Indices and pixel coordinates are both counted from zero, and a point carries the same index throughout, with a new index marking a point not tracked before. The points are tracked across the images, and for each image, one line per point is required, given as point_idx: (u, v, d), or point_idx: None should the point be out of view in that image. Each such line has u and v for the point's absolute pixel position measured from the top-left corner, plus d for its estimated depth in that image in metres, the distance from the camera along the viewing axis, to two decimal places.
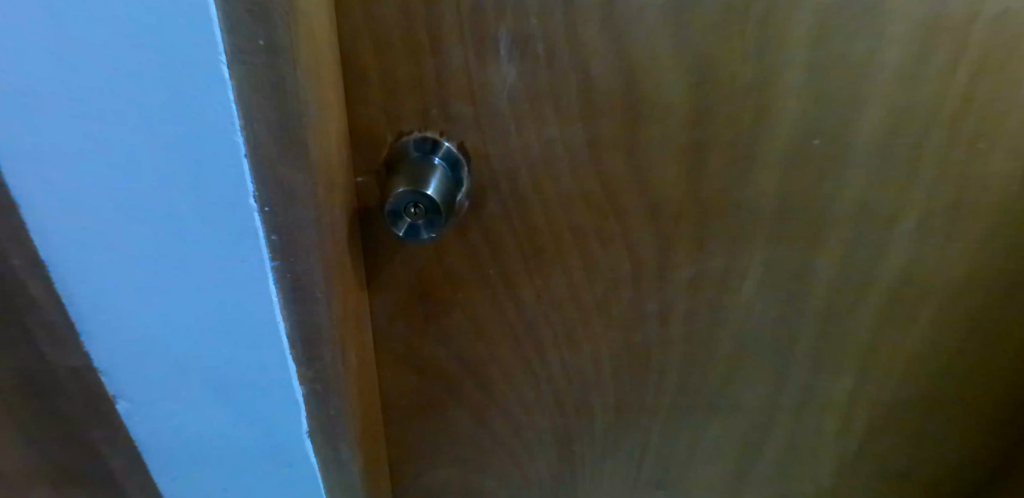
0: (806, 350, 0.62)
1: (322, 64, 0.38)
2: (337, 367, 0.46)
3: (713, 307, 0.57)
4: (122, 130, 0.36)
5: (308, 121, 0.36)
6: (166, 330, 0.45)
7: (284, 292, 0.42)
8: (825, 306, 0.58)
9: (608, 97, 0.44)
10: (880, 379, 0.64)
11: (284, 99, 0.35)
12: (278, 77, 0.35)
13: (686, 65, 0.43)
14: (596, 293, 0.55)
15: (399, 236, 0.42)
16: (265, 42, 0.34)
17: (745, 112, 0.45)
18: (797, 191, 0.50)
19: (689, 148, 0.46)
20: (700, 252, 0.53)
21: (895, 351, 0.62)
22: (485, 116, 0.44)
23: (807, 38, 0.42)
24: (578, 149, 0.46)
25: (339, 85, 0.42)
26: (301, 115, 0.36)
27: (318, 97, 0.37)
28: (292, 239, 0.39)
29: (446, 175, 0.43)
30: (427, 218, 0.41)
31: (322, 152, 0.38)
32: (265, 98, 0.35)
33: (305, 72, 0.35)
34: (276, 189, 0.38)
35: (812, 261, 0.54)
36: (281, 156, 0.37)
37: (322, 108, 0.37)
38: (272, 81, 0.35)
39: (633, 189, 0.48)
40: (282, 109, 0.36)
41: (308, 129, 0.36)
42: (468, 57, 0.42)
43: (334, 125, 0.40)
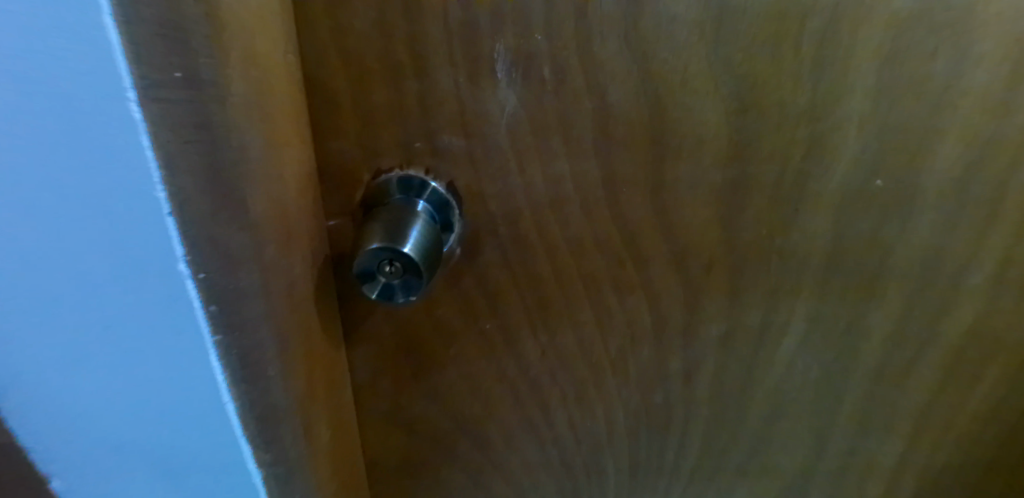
0: (851, 407, 0.54)
1: (268, 97, 0.30)
2: (299, 450, 0.37)
3: (747, 362, 0.50)
4: (44, 173, 0.31)
5: (248, 169, 0.29)
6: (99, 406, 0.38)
7: (230, 370, 0.34)
8: (877, 359, 0.51)
9: (629, 130, 0.36)
10: (934, 441, 0.56)
11: (212, 143, 0.27)
12: (204, 117, 0.27)
13: (728, 91, 0.35)
14: (611, 351, 0.47)
15: (372, 296, 0.35)
16: (183, 73, 0.26)
17: (797, 146, 0.37)
18: (852, 235, 0.42)
19: (727, 190, 0.39)
20: (734, 304, 0.45)
21: (952, 409, 0.54)
22: (480, 150, 0.36)
23: (878, 57, 0.35)
24: (593, 189, 0.38)
25: (297, 117, 0.34)
26: (237, 161, 0.28)
27: (260, 138, 0.29)
28: (234, 313, 0.31)
29: (431, 223, 0.36)
30: (404, 279, 0.34)
31: (269, 204, 0.30)
32: (189, 144, 0.27)
33: (242, 106, 0.28)
34: (208, 255, 0.29)
35: (863, 311, 0.47)
36: (213, 213, 0.29)
37: (267, 150, 0.30)
38: (196, 121, 0.27)
39: (657, 236, 0.40)
40: (211, 155, 0.27)
41: (249, 178, 0.29)
42: (459, 80, 0.34)
43: (286, 170, 0.32)
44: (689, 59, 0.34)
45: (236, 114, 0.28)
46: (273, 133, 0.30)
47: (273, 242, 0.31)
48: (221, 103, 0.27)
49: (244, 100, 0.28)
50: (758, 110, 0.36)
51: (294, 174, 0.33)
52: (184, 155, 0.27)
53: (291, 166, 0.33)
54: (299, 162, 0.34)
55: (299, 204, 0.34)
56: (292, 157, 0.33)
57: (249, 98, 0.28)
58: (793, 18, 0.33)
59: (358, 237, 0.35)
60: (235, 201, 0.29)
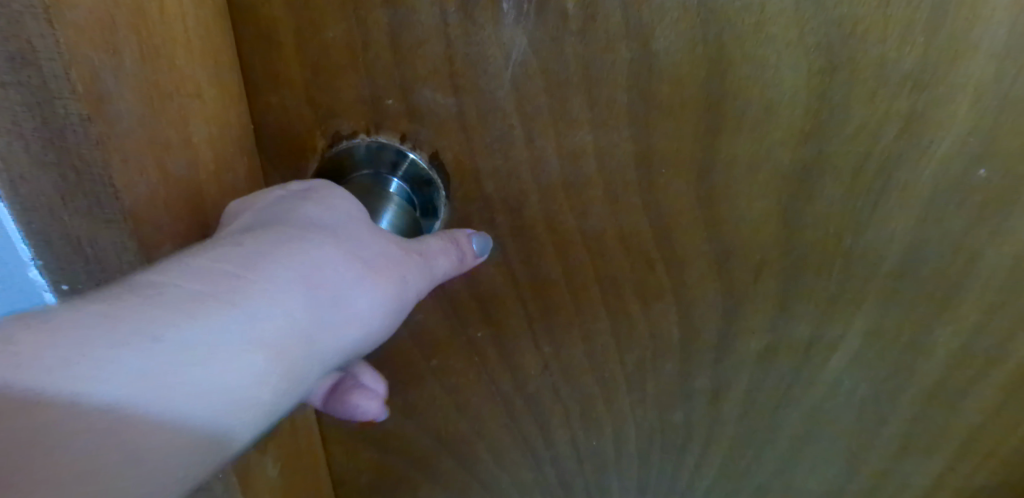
0: (889, 443, 0.44)
1: (146, 27, 0.21)
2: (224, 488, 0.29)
3: (786, 382, 0.40)
4: None
5: (106, 140, 0.20)
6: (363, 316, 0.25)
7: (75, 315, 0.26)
8: (929, 388, 0.41)
9: (676, 91, 0.27)
10: (995, 483, 0.46)
11: (44, 90, 0.19)
12: (24, 46, 0.19)
13: (813, 42, 0.26)
14: (627, 365, 0.38)
15: None
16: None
17: (890, 121, 0.28)
18: (938, 236, 0.33)
19: (793, 172, 0.30)
20: (782, 313, 0.36)
21: (1018, 454, 0.44)
22: (473, 112, 0.27)
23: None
24: (622, 167, 0.29)
25: (214, 65, 0.25)
26: (88, 122, 0.20)
27: (126, 90, 0.20)
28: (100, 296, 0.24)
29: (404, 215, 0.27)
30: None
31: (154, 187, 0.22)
32: (6, 86, 0.20)
33: (80, 39, 0.19)
34: (68, 241, 0.23)
35: (928, 331, 0.38)
36: (65, 193, 0.22)
37: (144, 105, 0.21)
38: (9, 52, 0.19)
39: (699, 230, 0.31)
40: (45, 112, 0.20)
41: (108, 148, 0.20)
42: (447, 13, 0.25)
43: (180, 139, 0.23)
44: None
45: (76, 49, 0.19)
46: (152, 84, 0.21)
47: (161, 232, 0.23)
48: (47, 30, 0.18)
49: (92, 27, 0.19)
50: (849, 67, 0.27)
51: (204, 145, 0.24)
52: (8, 101, 0.20)
53: (199, 136, 0.24)
54: (218, 122, 0.25)
55: (211, 186, 0.25)
56: (199, 119, 0.24)
57: (103, 25, 0.19)
58: None
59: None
60: (93, 179, 0.21)
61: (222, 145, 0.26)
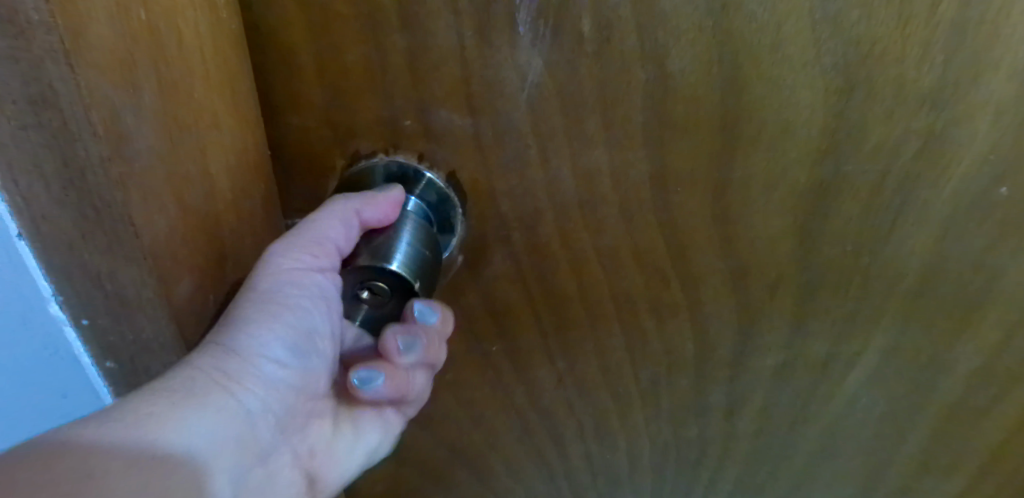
0: (908, 459, 0.43)
1: (168, 58, 0.21)
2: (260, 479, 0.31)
3: (802, 398, 0.40)
4: None
5: (124, 174, 0.20)
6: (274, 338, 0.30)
7: (95, 335, 0.26)
8: (950, 405, 0.40)
9: (693, 111, 0.26)
10: None
11: (65, 131, 0.20)
12: (44, 88, 0.19)
13: (831, 62, 0.25)
14: (641, 380, 0.38)
15: (364, 316, 0.33)
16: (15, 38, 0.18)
17: (909, 139, 0.28)
18: (958, 254, 0.32)
19: (810, 190, 0.29)
20: (799, 330, 0.36)
21: None
22: (489, 132, 0.27)
23: None
24: (637, 186, 0.29)
25: (231, 93, 0.25)
26: (109, 162, 0.20)
27: (145, 127, 0.21)
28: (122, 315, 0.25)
29: (422, 233, 0.28)
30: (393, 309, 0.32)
31: (172, 218, 0.22)
32: (26, 129, 0.20)
33: (100, 80, 0.19)
34: (90, 273, 0.24)
35: (949, 348, 0.37)
36: (84, 229, 0.22)
37: (163, 138, 0.21)
38: (32, 95, 0.19)
39: (715, 248, 0.31)
40: (66, 152, 0.20)
41: (128, 188, 0.21)
42: (464, 35, 0.24)
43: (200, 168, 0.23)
44: (786, 14, 0.24)
45: (96, 89, 0.19)
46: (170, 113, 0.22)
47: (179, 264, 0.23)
48: (67, 73, 0.18)
49: (111, 67, 0.19)
50: (867, 87, 0.26)
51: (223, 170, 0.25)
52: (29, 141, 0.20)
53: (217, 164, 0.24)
54: (236, 147, 0.25)
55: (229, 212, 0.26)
56: (219, 145, 0.24)
57: (122, 63, 0.19)
58: None
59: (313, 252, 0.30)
60: (115, 218, 0.21)
61: (240, 168, 0.26)
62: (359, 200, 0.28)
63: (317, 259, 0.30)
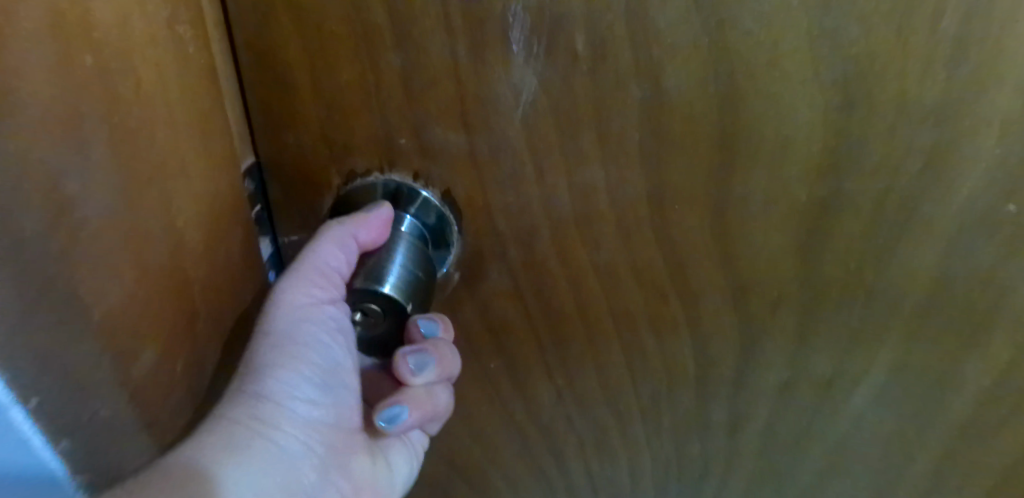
0: (916, 479, 0.42)
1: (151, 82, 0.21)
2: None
3: (807, 416, 0.39)
4: None
5: (66, 245, 0.18)
6: (300, 377, 0.32)
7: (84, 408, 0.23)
8: (959, 424, 0.39)
9: (689, 129, 0.26)
10: None
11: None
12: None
13: (830, 79, 0.25)
14: (642, 397, 0.37)
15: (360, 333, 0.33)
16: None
17: (911, 156, 0.27)
18: (965, 272, 0.32)
19: (810, 208, 0.29)
20: (803, 348, 0.35)
21: None
22: (484, 150, 0.27)
23: None
24: (634, 203, 0.28)
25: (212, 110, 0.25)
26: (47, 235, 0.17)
27: (93, 187, 0.18)
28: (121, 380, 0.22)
29: (416, 254, 0.29)
30: (386, 327, 0.32)
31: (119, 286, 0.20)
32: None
33: (40, 138, 0.16)
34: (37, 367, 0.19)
35: (957, 367, 0.36)
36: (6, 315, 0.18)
37: (117, 195, 0.19)
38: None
39: (714, 265, 0.31)
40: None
41: (75, 258, 0.18)
42: (458, 54, 0.24)
43: (187, 193, 0.23)
44: (783, 31, 0.24)
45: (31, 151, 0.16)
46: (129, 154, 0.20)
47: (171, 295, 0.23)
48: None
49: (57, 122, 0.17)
50: (868, 104, 0.26)
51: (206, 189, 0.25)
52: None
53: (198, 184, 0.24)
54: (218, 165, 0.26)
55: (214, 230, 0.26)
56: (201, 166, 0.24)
57: (66, 118, 0.17)
58: None
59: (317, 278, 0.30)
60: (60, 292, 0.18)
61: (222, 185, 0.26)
62: (351, 224, 0.28)
63: (323, 294, 0.31)
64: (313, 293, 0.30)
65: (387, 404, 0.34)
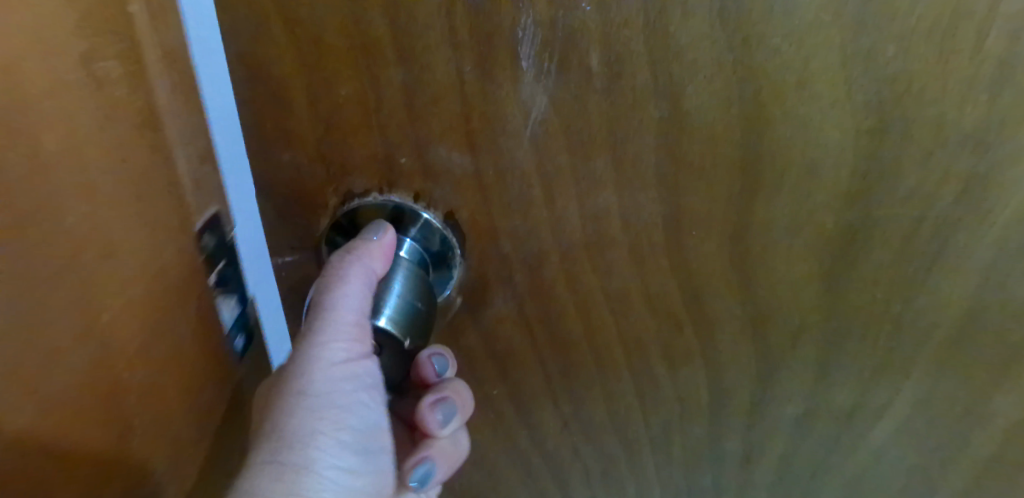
0: None
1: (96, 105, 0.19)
2: None
3: (824, 449, 0.38)
4: None
5: None
6: (338, 441, 0.30)
7: None
8: (986, 460, 0.37)
9: (709, 152, 0.24)
10: None
11: None
12: None
13: (863, 100, 0.23)
14: (651, 427, 0.36)
15: None
16: None
17: (947, 184, 0.26)
18: (999, 305, 0.30)
19: (834, 237, 0.27)
20: (823, 379, 0.33)
21: None
22: (490, 170, 0.25)
23: None
24: (649, 229, 0.27)
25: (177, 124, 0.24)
26: None
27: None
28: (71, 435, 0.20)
29: (416, 280, 0.28)
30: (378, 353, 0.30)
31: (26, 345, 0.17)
32: None
33: None
34: None
35: (985, 403, 0.34)
36: None
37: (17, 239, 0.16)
38: None
39: (732, 294, 0.29)
40: None
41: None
42: (464, 69, 0.23)
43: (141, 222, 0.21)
44: (814, 48, 0.22)
45: None
46: (29, 223, 0.17)
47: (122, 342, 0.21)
48: None
49: None
50: (902, 128, 0.24)
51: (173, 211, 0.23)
52: None
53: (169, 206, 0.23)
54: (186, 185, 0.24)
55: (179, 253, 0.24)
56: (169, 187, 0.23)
57: None
58: None
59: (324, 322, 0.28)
60: None
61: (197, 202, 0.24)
62: (363, 257, 0.26)
63: (354, 348, 0.28)
64: (349, 349, 0.28)
65: (416, 465, 0.35)
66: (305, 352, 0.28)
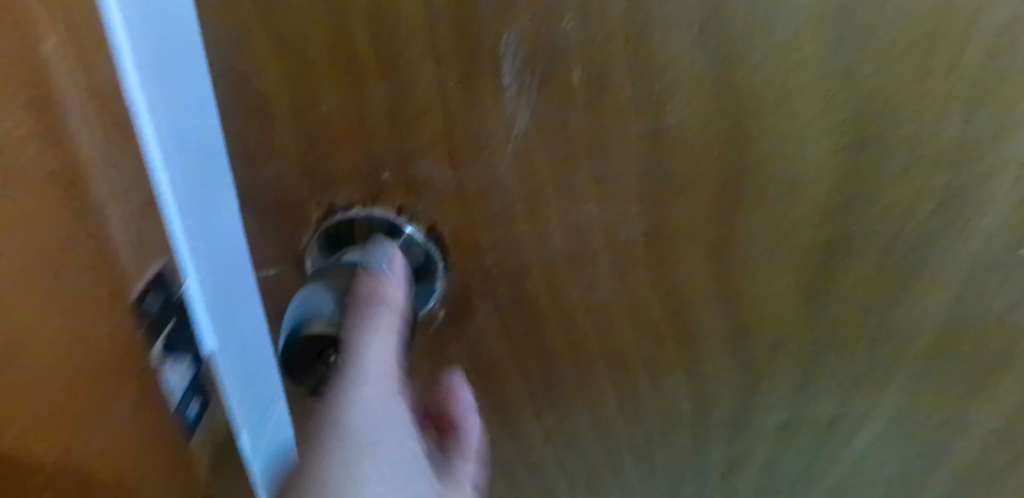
0: None
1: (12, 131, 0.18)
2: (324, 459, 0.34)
3: (805, 458, 0.38)
4: None
5: None
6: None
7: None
8: (965, 469, 0.38)
9: (690, 168, 0.25)
10: None
11: None
12: None
13: (842, 118, 0.24)
14: (635, 438, 0.36)
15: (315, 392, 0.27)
16: None
17: (924, 199, 0.26)
18: (975, 317, 0.30)
19: (814, 251, 0.28)
20: (804, 390, 0.34)
21: None
22: (473, 185, 0.25)
23: None
24: (631, 242, 0.27)
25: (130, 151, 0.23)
26: None
27: None
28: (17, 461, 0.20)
29: (396, 297, 0.26)
30: None
31: None
32: None
33: None
34: None
35: (964, 413, 0.35)
36: None
37: None
38: None
39: (714, 307, 0.29)
40: None
41: None
42: (447, 84, 0.23)
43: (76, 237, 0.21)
44: (793, 67, 0.22)
45: None
46: None
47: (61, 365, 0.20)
48: None
49: None
50: (880, 145, 0.24)
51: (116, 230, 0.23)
52: None
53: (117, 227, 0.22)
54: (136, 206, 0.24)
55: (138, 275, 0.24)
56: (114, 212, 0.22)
57: None
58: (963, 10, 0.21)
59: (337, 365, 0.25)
60: None
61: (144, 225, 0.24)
62: (369, 280, 0.25)
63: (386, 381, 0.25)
64: (379, 384, 0.25)
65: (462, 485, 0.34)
66: (329, 425, 0.24)
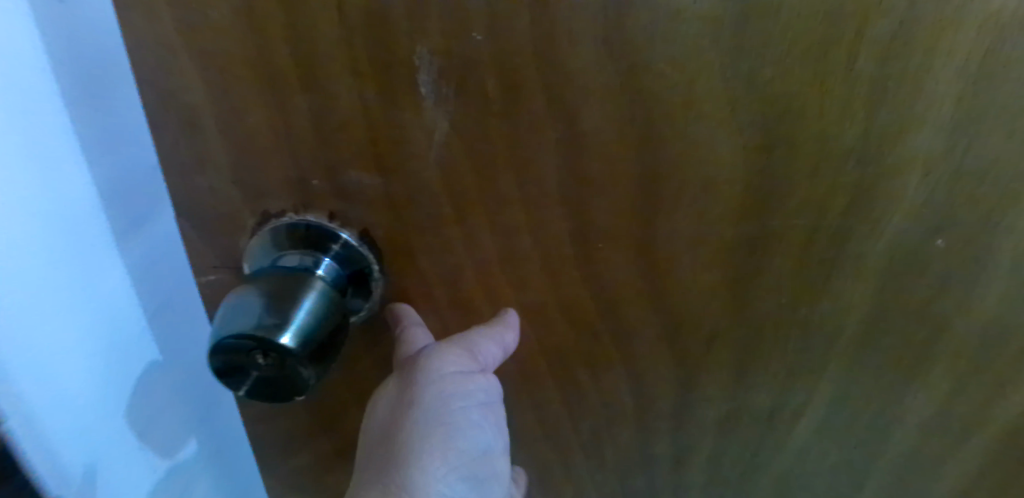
0: None
1: None
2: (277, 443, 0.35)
3: (750, 449, 0.39)
4: None
5: None
6: None
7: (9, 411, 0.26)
8: (905, 455, 0.39)
9: (608, 170, 0.26)
10: None
11: None
12: None
13: (748, 121, 0.25)
14: (582, 433, 0.37)
15: (242, 395, 0.27)
16: None
17: (835, 195, 0.27)
18: (898, 306, 0.31)
19: (735, 246, 0.29)
20: (741, 381, 0.35)
21: None
22: (401, 191, 0.26)
23: (965, 77, 0.24)
24: (558, 243, 0.28)
25: None
26: None
27: None
28: None
29: (325, 301, 0.26)
30: (288, 387, 0.26)
31: None
32: None
33: None
34: None
35: (899, 400, 0.36)
36: None
37: None
38: None
39: (645, 303, 0.30)
40: None
41: None
42: (367, 96, 0.24)
43: None
44: (696, 72, 0.23)
45: None
46: None
47: None
48: None
49: None
50: (787, 146, 0.26)
51: None
52: None
53: None
54: None
55: None
56: None
57: None
58: (850, 17, 0.22)
59: (294, 367, 0.25)
60: None
61: None
62: None
63: None
64: None
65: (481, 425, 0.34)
66: None
